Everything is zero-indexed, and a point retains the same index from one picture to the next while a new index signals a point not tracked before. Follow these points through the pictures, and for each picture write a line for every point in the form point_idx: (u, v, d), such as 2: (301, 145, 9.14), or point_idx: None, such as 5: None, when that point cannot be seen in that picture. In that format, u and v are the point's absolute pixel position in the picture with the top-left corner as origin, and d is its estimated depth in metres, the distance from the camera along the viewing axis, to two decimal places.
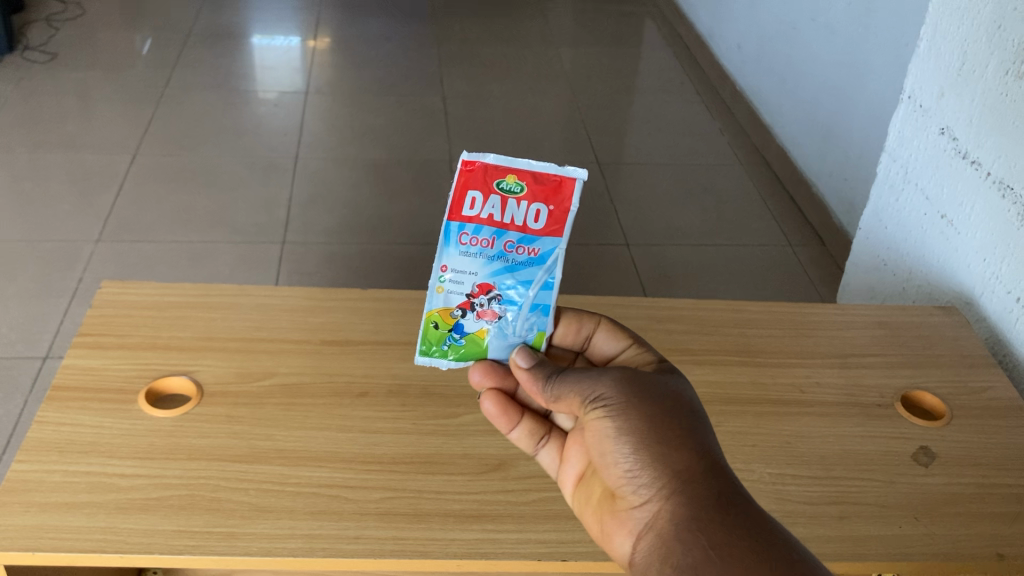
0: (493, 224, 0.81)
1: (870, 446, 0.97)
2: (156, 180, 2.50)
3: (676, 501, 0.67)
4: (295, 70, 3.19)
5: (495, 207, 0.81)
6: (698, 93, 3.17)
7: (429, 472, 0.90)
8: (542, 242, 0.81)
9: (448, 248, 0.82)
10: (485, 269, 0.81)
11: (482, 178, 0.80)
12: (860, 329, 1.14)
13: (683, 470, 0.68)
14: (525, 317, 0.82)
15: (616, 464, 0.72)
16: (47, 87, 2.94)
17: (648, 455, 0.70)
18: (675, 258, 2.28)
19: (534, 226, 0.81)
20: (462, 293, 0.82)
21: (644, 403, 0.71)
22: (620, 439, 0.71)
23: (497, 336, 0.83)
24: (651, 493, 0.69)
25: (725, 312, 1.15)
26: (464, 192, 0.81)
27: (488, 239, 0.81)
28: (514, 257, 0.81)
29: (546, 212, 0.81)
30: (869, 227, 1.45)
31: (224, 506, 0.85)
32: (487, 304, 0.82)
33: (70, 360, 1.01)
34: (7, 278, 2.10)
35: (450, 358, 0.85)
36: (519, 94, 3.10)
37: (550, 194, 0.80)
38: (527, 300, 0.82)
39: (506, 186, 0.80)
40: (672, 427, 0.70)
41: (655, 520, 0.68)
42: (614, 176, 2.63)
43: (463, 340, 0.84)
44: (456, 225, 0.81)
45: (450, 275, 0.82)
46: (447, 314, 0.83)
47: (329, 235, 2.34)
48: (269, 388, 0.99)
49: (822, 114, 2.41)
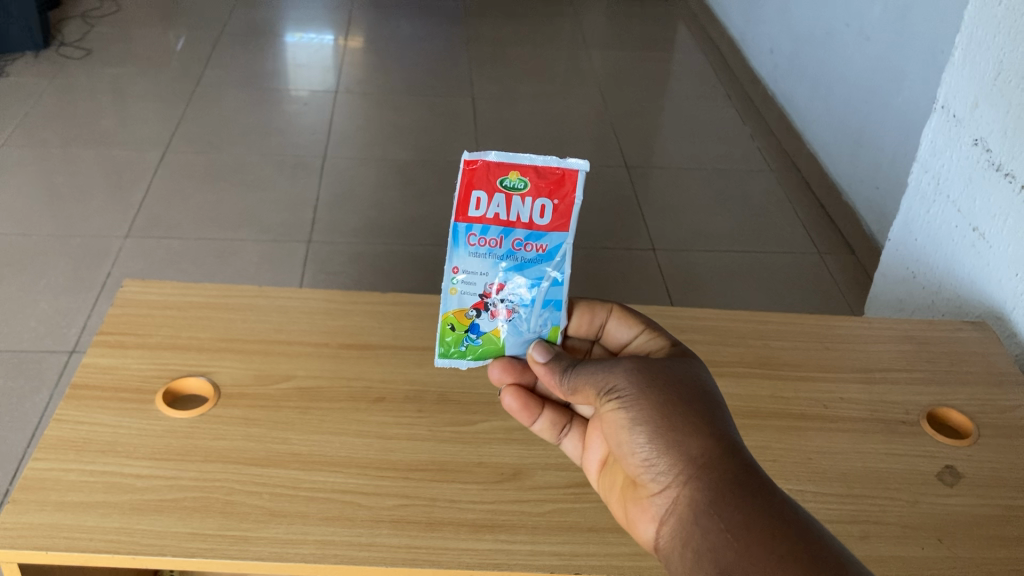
0: (499, 222, 0.81)
1: (894, 464, 0.95)
2: (186, 177, 2.52)
3: (694, 488, 0.68)
4: (326, 69, 3.20)
5: (500, 206, 0.81)
6: (729, 98, 3.14)
7: (443, 480, 0.90)
8: (550, 238, 0.81)
9: (458, 249, 0.83)
10: (496, 269, 0.83)
11: (484, 176, 0.80)
12: (887, 344, 1.12)
13: (698, 457, 0.69)
14: (538, 313, 0.85)
15: (634, 453, 0.73)
16: (82, 83, 2.97)
17: (663, 444, 0.71)
18: (702, 264, 2.26)
19: (540, 222, 0.81)
20: (474, 294, 0.84)
21: (657, 392, 0.73)
22: (636, 430, 0.72)
23: (512, 333, 0.86)
24: (669, 479, 0.70)
25: (749, 322, 1.13)
26: (468, 192, 0.80)
27: (496, 239, 0.82)
28: (522, 254, 0.82)
29: (551, 207, 0.81)
30: (898, 238, 1.43)
31: (239, 510, 0.85)
32: (500, 303, 0.84)
33: (91, 359, 1.01)
34: (37, 271, 2.13)
35: (469, 358, 0.88)
36: (549, 96, 3.09)
37: (554, 187, 0.80)
38: (538, 297, 0.84)
39: (509, 183, 0.80)
40: (684, 414, 0.71)
41: (675, 508, 0.70)
42: (642, 180, 2.61)
43: (480, 339, 0.87)
44: (464, 226, 0.81)
45: (462, 277, 0.84)
46: (462, 315, 0.86)
47: (355, 235, 2.34)
48: (286, 391, 0.99)
49: (855, 121, 2.37)
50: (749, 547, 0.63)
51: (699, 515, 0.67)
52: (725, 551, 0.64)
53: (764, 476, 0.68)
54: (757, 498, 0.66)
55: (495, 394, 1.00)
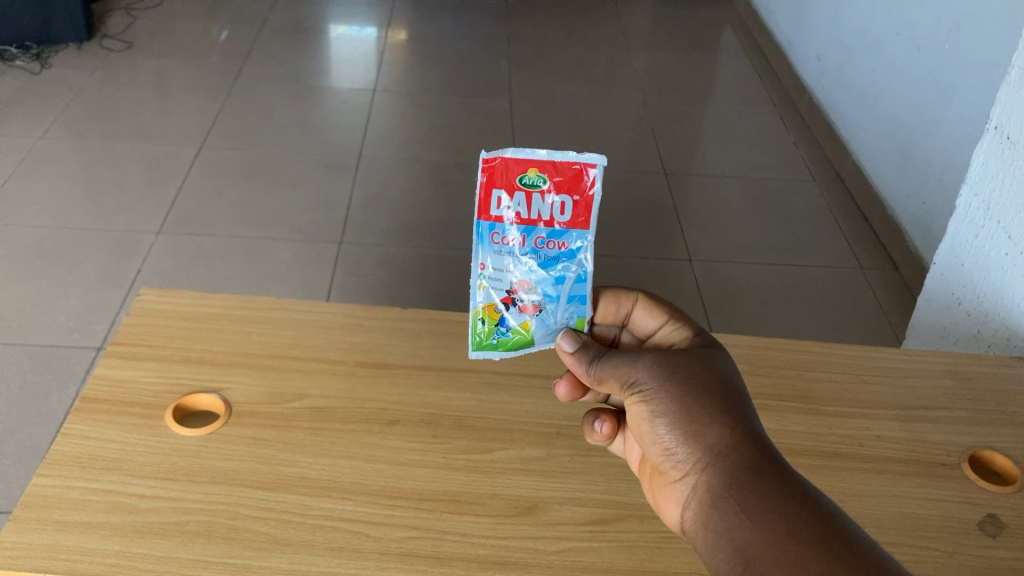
0: (519, 221, 0.77)
1: (933, 510, 0.89)
2: (221, 174, 2.51)
3: (712, 475, 0.67)
4: (367, 66, 3.18)
5: (521, 205, 0.77)
6: (773, 105, 3.07)
7: (456, 512, 0.86)
8: (570, 235, 0.78)
9: (482, 247, 0.79)
10: (521, 266, 0.79)
11: (501, 175, 0.76)
12: (929, 379, 1.07)
13: (717, 444, 0.68)
14: (563, 307, 0.81)
15: (656, 442, 0.72)
16: (124, 76, 2.98)
17: (683, 432, 0.70)
18: (739, 276, 2.20)
19: (562, 219, 0.77)
20: (502, 290, 0.80)
21: (677, 379, 0.71)
22: (657, 419, 0.71)
23: (540, 326, 0.82)
24: (689, 467, 0.69)
25: (782, 352, 1.08)
26: (489, 192, 0.77)
27: (519, 237, 0.78)
28: (543, 251, 0.78)
29: (571, 203, 0.77)
30: (944, 263, 1.37)
31: (243, 536, 0.82)
32: (528, 298, 0.80)
33: (102, 371, 0.99)
34: (71, 264, 2.12)
35: (501, 350, 0.84)
36: (589, 99, 3.04)
37: (569, 184, 0.77)
38: (563, 292, 0.80)
39: (528, 180, 0.76)
40: (702, 403, 0.70)
41: (695, 494, 0.69)
42: (681, 188, 2.55)
43: (509, 333, 0.82)
44: (487, 225, 0.78)
45: (490, 273, 0.80)
46: (491, 309, 0.81)
47: (388, 237, 2.31)
48: (298, 410, 0.96)
49: (903, 132, 2.30)
50: (766, 534, 0.62)
51: (716, 501, 0.66)
52: (742, 535, 0.63)
53: (782, 461, 0.67)
54: (775, 482, 0.65)
55: (513, 421, 0.97)
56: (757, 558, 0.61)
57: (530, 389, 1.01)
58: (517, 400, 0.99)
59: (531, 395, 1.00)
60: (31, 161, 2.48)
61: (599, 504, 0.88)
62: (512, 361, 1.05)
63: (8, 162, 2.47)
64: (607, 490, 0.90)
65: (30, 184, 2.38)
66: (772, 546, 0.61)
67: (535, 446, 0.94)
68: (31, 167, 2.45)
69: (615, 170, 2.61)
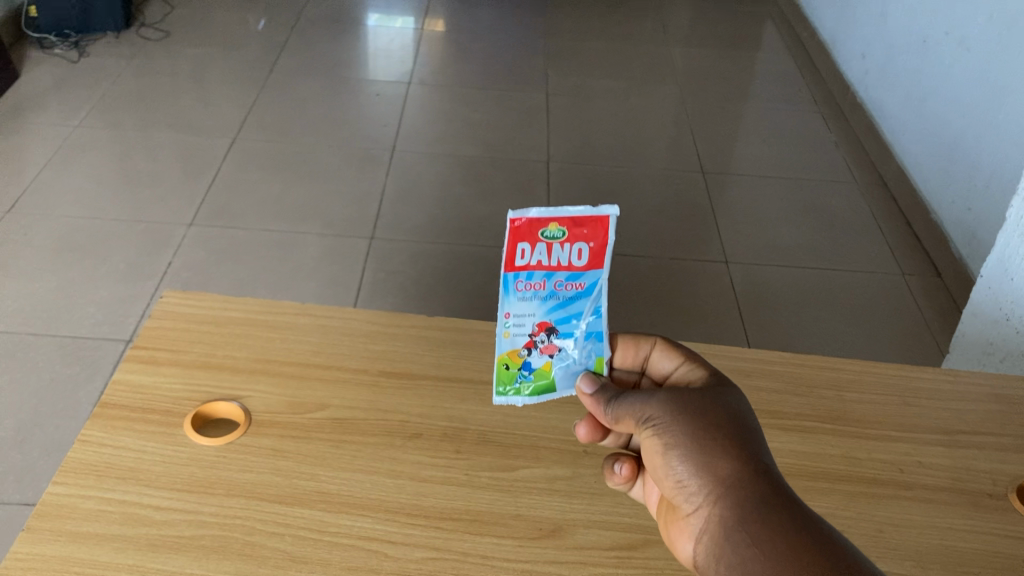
0: (540, 269, 0.73)
1: (977, 544, 0.85)
2: (254, 166, 2.48)
3: (724, 508, 0.64)
4: (403, 58, 3.14)
5: (542, 256, 0.72)
6: (815, 103, 3.00)
7: (477, 533, 0.83)
8: (588, 277, 0.74)
9: (505, 295, 0.75)
10: (542, 310, 0.76)
11: (526, 228, 0.71)
12: (974, 402, 1.02)
13: (730, 477, 0.65)
14: (582, 345, 0.78)
15: (667, 476, 0.69)
16: (162, 66, 2.96)
17: (694, 464, 0.67)
18: (777, 280, 2.15)
19: (580, 263, 0.73)
20: (524, 335, 0.77)
21: (689, 412, 0.68)
22: (668, 451, 0.68)
23: (561, 365, 0.79)
24: (700, 502, 0.66)
25: (821, 370, 1.04)
26: (510, 247, 0.72)
27: (540, 284, 0.74)
28: (562, 293, 0.75)
29: (589, 250, 0.72)
30: (992, 276, 1.32)
31: (258, 553, 0.80)
32: (549, 340, 0.77)
33: (122, 376, 0.97)
34: (101, 256, 2.08)
35: (526, 393, 0.81)
36: (627, 94, 2.99)
37: (587, 228, 0.71)
38: (581, 330, 0.77)
39: (549, 233, 0.71)
40: (715, 437, 0.67)
41: (707, 529, 0.65)
42: (720, 187, 2.50)
43: (532, 374, 0.80)
44: (510, 276, 0.73)
45: (512, 319, 0.76)
46: (514, 354, 0.78)
47: (420, 233, 2.27)
48: (319, 421, 0.94)
49: (949, 134, 2.23)
50: (780, 566, 0.59)
51: (729, 534, 0.63)
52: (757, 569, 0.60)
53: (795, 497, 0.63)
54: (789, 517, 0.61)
55: (539, 438, 0.94)
56: None
57: (556, 405, 0.98)
58: (543, 416, 0.96)
59: (558, 412, 0.97)
60: (66, 149, 2.46)
61: (626, 529, 0.85)
62: None
63: (45, 149, 2.45)
64: (635, 514, 0.86)
65: (65, 172, 2.37)
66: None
67: (561, 465, 0.91)
68: (66, 155, 2.43)
69: (651, 169, 2.55)
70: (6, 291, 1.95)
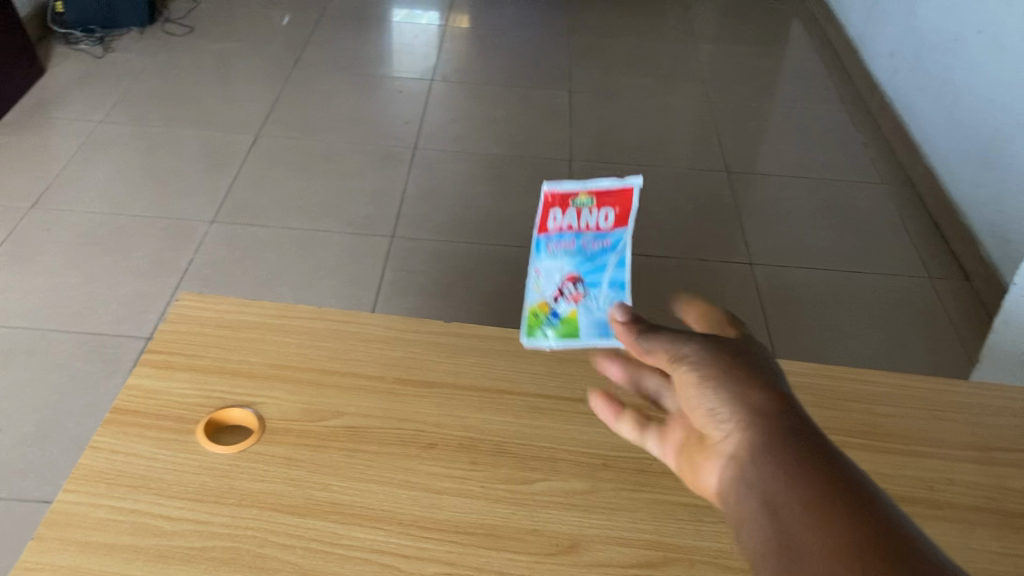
0: (575, 225, 0.94)
1: (1009, 568, 0.82)
2: (278, 164, 2.46)
3: (749, 433, 0.59)
4: (427, 55, 3.12)
5: (572, 219, 0.94)
6: (843, 102, 2.96)
7: (492, 548, 0.81)
8: (610, 238, 0.94)
9: (539, 254, 0.96)
10: (569, 264, 0.95)
11: (559, 198, 0.93)
12: (1009, 419, 0.99)
13: (760, 409, 0.60)
14: (605, 294, 0.95)
15: (696, 409, 0.64)
16: (187, 62, 2.95)
17: (726, 395, 0.62)
18: (802, 282, 2.12)
19: (603, 227, 0.94)
20: (553, 285, 0.96)
21: (730, 359, 0.65)
22: (703, 384, 0.64)
23: (585, 313, 0.97)
24: (726, 429, 0.61)
25: (849, 382, 1.02)
26: (548, 210, 0.94)
27: (569, 242, 0.95)
28: (590, 248, 0.95)
29: (613, 215, 0.94)
30: None
31: (269, 565, 0.79)
32: (574, 290, 0.96)
33: (136, 381, 0.96)
34: (122, 252, 2.08)
35: (553, 336, 1.00)
36: (652, 93, 2.95)
37: (613, 202, 0.94)
38: (603, 280, 0.95)
39: (579, 202, 0.94)
40: (754, 378, 0.63)
41: (728, 456, 0.60)
42: (745, 188, 2.46)
43: (559, 321, 0.99)
44: (544, 238, 0.95)
45: (543, 275, 0.97)
46: (544, 304, 0.99)
47: (440, 232, 2.24)
48: (334, 429, 0.92)
49: (981, 135, 2.19)
50: (795, 480, 0.54)
51: (745, 450, 0.58)
52: (770, 483, 0.55)
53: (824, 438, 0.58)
54: (818, 449, 0.56)
55: (558, 450, 0.92)
56: (788, 511, 0.52)
57: (576, 416, 0.96)
58: (562, 427, 0.94)
59: (578, 423, 0.95)
60: (90, 145, 2.46)
61: (646, 546, 0.82)
62: (559, 384, 1.00)
63: (69, 146, 2.45)
64: (656, 531, 0.84)
65: (89, 168, 2.36)
66: (801, 490, 0.53)
67: (580, 479, 0.89)
68: (91, 152, 2.43)
69: (676, 169, 2.52)
70: (27, 286, 1.95)
